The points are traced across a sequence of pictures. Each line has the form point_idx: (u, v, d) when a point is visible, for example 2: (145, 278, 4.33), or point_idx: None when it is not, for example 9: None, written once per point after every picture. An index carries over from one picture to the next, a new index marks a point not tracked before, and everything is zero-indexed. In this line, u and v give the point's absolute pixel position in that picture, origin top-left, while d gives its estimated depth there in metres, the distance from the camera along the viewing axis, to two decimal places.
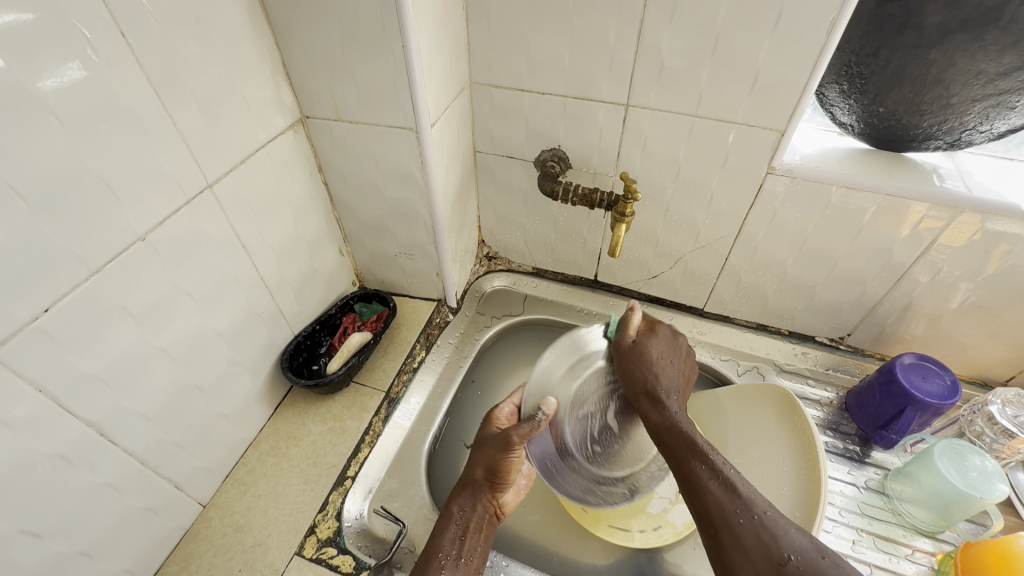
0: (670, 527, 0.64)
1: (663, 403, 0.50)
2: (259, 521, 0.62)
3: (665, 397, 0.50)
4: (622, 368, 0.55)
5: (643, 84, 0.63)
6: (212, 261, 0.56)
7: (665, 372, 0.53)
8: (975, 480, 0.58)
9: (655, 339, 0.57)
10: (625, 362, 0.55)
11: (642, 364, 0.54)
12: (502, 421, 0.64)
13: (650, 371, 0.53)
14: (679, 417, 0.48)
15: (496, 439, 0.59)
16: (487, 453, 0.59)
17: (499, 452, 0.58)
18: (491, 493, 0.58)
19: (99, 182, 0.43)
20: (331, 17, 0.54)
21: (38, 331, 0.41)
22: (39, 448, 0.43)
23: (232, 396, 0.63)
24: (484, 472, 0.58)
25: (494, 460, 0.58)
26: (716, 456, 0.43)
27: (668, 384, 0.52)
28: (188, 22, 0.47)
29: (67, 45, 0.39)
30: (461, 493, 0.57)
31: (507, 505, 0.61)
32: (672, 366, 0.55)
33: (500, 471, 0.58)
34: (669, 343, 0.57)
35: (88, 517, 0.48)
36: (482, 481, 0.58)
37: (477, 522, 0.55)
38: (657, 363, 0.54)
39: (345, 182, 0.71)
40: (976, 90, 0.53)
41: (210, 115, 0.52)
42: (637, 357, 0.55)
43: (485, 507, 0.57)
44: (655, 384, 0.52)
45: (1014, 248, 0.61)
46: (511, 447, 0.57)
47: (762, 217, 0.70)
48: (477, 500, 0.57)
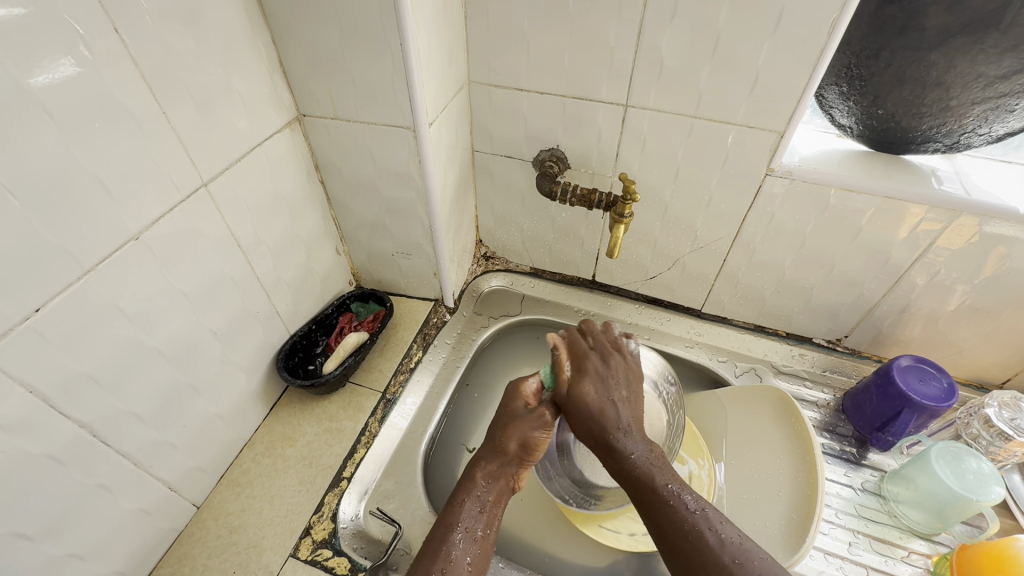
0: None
1: (622, 450, 0.49)
2: (253, 522, 0.62)
3: (621, 442, 0.50)
4: (569, 413, 0.53)
5: (642, 84, 0.62)
6: (207, 261, 0.55)
7: (620, 411, 0.52)
8: (971, 483, 0.58)
9: (590, 379, 0.54)
10: (574, 411, 0.53)
11: (597, 414, 0.52)
12: (529, 396, 0.58)
13: (600, 417, 0.51)
14: (643, 460, 0.48)
15: (532, 413, 0.56)
16: (524, 427, 0.54)
17: (532, 428, 0.55)
18: (516, 468, 0.54)
19: (92, 179, 0.43)
20: (328, 15, 0.54)
21: (30, 330, 0.40)
22: (31, 450, 0.42)
23: (228, 396, 0.63)
24: (517, 446, 0.54)
25: (525, 432, 0.54)
26: (682, 498, 0.45)
27: (625, 419, 0.51)
28: (183, 19, 0.47)
29: (61, 41, 0.38)
30: (488, 462, 0.54)
31: (525, 481, 0.56)
32: (621, 402, 0.53)
33: (531, 448, 0.54)
34: (604, 377, 0.55)
35: (80, 519, 0.48)
36: (514, 455, 0.54)
37: (499, 498, 0.53)
38: (612, 403, 0.52)
39: (342, 180, 0.71)
40: (975, 92, 0.53)
41: (206, 113, 0.52)
42: (581, 410, 0.52)
43: (508, 481, 0.54)
44: (606, 425, 0.51)
45: (1011, 251, 0.61)
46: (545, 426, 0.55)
47: (761, 219, 0.70)
48: (502, 472, 0.53)
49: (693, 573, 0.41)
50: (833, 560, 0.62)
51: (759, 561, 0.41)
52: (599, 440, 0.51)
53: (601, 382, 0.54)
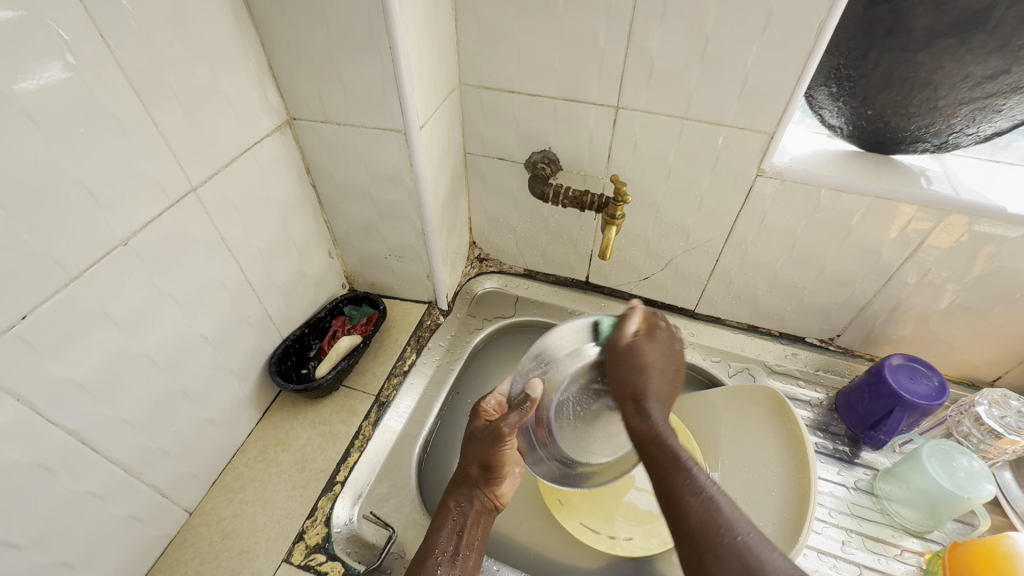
0: (639, 540, 0.63)
1: (645, 411, 0.47)
2: (246, 527, 0.61)
3: (649, 402, 0.48)
4: (615, 366, 0.51)
5: (633, 86, 0.62)
6: (197, 265, 0.55)
7: (656, 379, 0.49)
8: (963, 480, 0.58)
9: (650, 343, 0.52)
10: (620, 356, 0.51)
11: (638, 369, 0.50)
12: (490, 415, 0.61)
13: (642, 374, 0.49)
14: (663, 427, 0.46)
15: (485, 433, 0.58)
16: (481, 449, 0.57)
17: (489, 449, 0.56)
18: (487, 487, 0.58)
19: (78, 185, 0.42)
20: (317, 18, 0.54)
21: (16, 337, 0.40)
22: (19, 457, 0.42)
23: (219, 401, 0.62)
24: (478, 470, 0.57)
25: (484, 456, 0.56)
26: (700, 472, 0.42)
27: (658, 388, 0.49)
28: (169, 24, 0.47)
29: (44, 45, 0.38)
30: (458, 488, 0.58)
31: (507, 495, 0.60)
32: (665, 373, 0.50)
33: (492, 467, 0.56)
34: (663, 347, 0.52)
35: (70, 527, 0.47)
36: (477, 478, 0.57)
37: (475, 517, 0.56)
38: (648, 368, 0.50)
39: (334, 184, 0.71)
40: (963, 93, 0.53)
41: (193, 117, 0.51)
42: (627, 363, 0.50)
43: (482, 502, 0.57)
44: (642, 390, 0.48)
45: (1000, 249, 0.61)
46: (501, 442, 0.55)
47: (752, 219, 0.70)
48: (472, 495, 0.57)
49: (706, 545, 0.38)
50: (826, 559, 0.62)
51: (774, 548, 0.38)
52: (628, 399, 0.49)
53: (659, 342, 0.52)
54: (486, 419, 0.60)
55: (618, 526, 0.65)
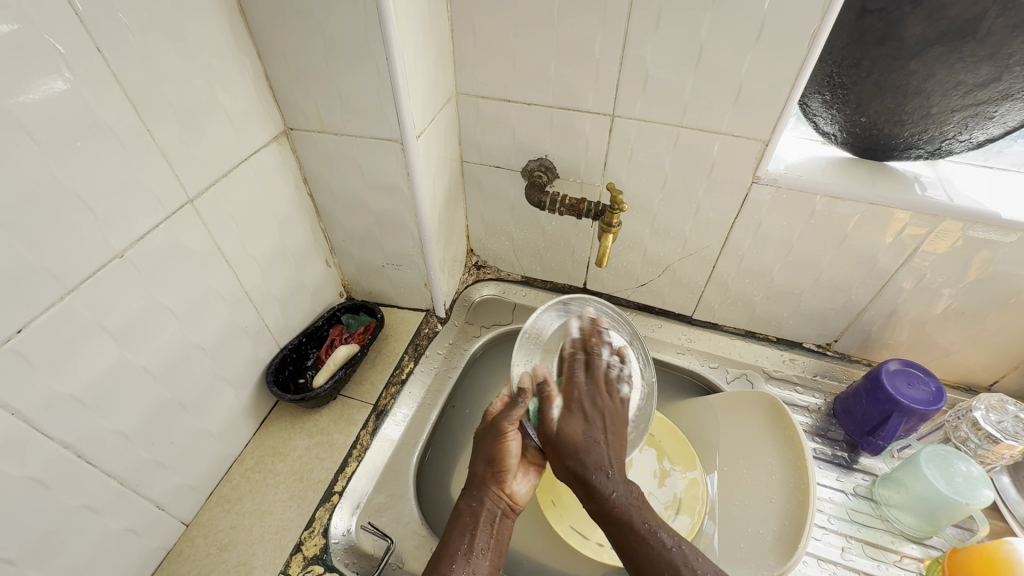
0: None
1: (599, 492, 0.52)
2: (244, 539, 0.61)
3: (597, 477, 0.52)
4: (552, 459, 0.56)
5: (628, 94, 0.63)
6: (194, 276, 0.55)
7: (602, 453, 0.54)
8: (961, 486, 0.58)
9: (576, 417, 0.57)
10: (556, 446, 0.55)
11: (579, 451, 0.54)
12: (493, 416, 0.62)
13: (578, 457, 0.54)
14: (621, 501, 0.52)
15: (488, 429, 0.61)
16: (485, 448, 0.59)
17: (492, 445, 0.59)
18: (497, 486, 0.58)
19: (74, 197, 0.42)
20: (314, 29, 0.54)
21: (11, 351, 0.40)
22: (13, 472, 0.42)
23: (216, 412, 0.62)
24: (483, 467, 0.59)
25: (488, 452, 0.59)
26: (659, 535, 0.50)
27: (609, 460, 0.54)
28: (166, 36, 0.47)
29: (40, 60, 0.38)
30: (468, 490, 0.58)
31: (522, 496, 0.59)
32: (604, 443, 0.55)
33: (497, 461, 0.58)
34: (591, 406, 0.58)
35: (65, 541, 0.47)
36: (483, 474, 0.58)
37: (487, 515, 0.55)
38: (592, 445, 0.54)
39: (331, 193, 0.71)
40: (955, 100, 0.54)
41: (191, 128, 0.51)
42: (569, 444, 0.55)
43: (495, 501, 0.57)
44: (586, 469, 0.53)
45: (995, 255, 0.62)
46: (501, 438, 0.59)
47: (748, 226, 0.70)
48: (483, 496, 0.57)
49: None
50: (826, 566, 0.62)
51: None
52: (576, 477, 0.53)
53: (584, 417, 0.57)
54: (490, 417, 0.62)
55: (607, 534, 0.64)
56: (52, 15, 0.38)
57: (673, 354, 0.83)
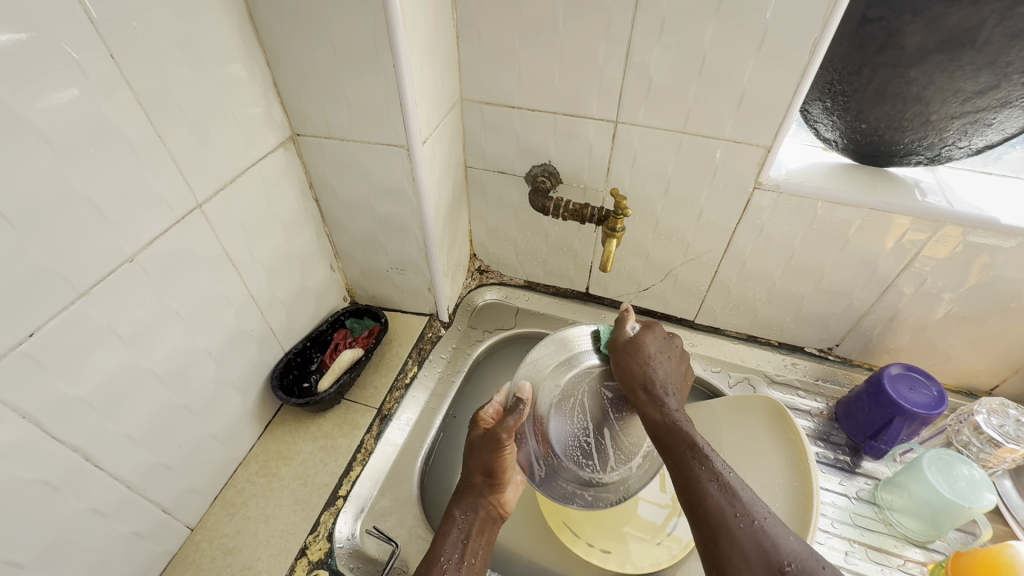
0: (614, 556, 0.63)
1: (663, 401, 0.54)
2: (248, 543, 0.61)
3: (664, 395, 0.54)
4: (625, 360, 0.58)
5: (631, 101, 0.64)
6: (202, 281, 0.55)
7: (660, 371, 0.57)
8: (963, 489, 0.59)
9: (651, 334, 0.61)
10: (624, 361, 0.59)
11: (641, 367, 0.57)
12: (489, 422, 0.61)
13: (646, 368, 0.57)
14: (678, 417, 0.51)
15: (485, 440, 0.59)
16: (483, 455, 0.58)
17: (490, 453, 0.58)
18: (491, 495, 0.58)
19: (87, 203, 0.43)
20: (322, 37, 0.55)
21: (25, 355, 0.40)
22: (24, 475, 0.42)
23: (222, 416, 0.62)
24: (483, 476, 0.58)
25: (487, 462, 0.58)
26: (715, 459, 0.45)
27: (667, 377, 0.57)
28: (178, 43, 0.47)
29: (57, 67, 0.39)
30: (463, 497, 0.58)
31: (510, 503, 0.61)
32: (670, 363, 0.59)
33: (496, 472, 0.58)
34: (664, 343, 0.61)
35: (72, 544, 0.47)
36: (481, 485, 0.58)
37: (479, 525, 0.56)
38: (653, 359, 0.58)
39: (336, 198, 0.71)
40: (954, 107, 0.55)
41: (201, 134, 0.52)
42: (628, 359, 0.58)
43: (486, 510, 0.57)
44: (651, 379, 0.56)
45: (994, 259, 0.62)
46: (501, 446, 0.57)
47: (750, 231, 0.71)
48: (477, 504, 0.57)
49: (722, 528, 0.40)
50: None
51: (785, 529, 0.39)
52: (640, 388, 0.56)
53: (658, 338, 0.61)
54: (484, 427, 0.61)
55: (600, 537, 0.65)
56: (69, 23, 0.39)
57: None
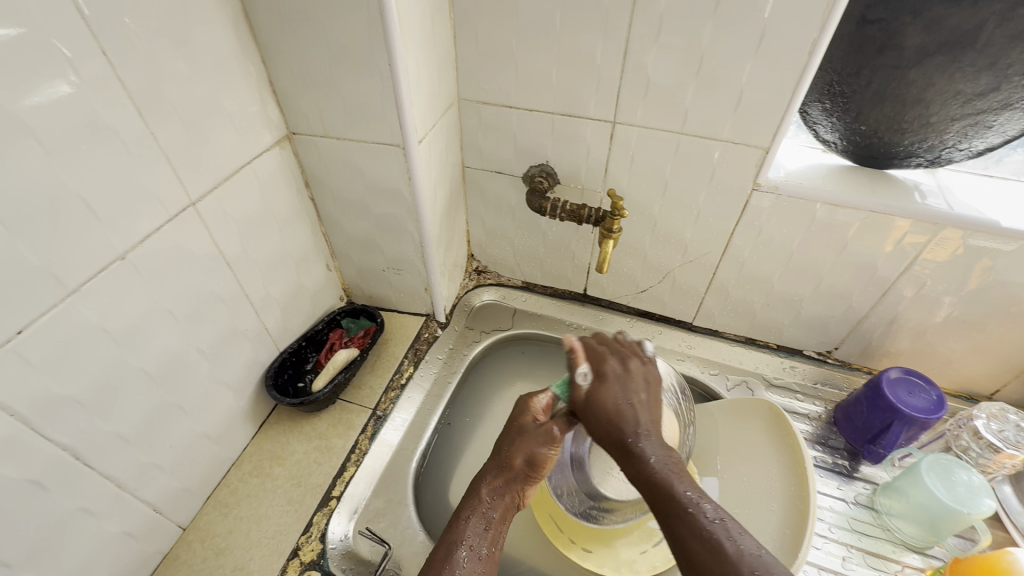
0: (597, 556, 0.63)
1: (638, 452, 0.45)
2: (241, 544, 0.61)
3: (638, 443, 0.45)
4: (591, 426, 0.49)
5: (629, 101, 0.63)
6: (195, 280, 0.55)
7: (641, 416, 0.47)
8: (962, 495, 0.58)
9: (608, 383, 0.50)
10: (589, 413, 0.49)
11: (612, 417, 0.47)
12: (540, 412, 0.58)
13: (615, 418, 0.47)
14: (662, 463, 0.43)
15: (541, 430, 0.56)
16: (529, 445, 0.55)
17: (539, 445, 0.55)
18: (522, 484, 0.54)
19: (78, 200, 0.43)
20: (318, 36, 0.55)
21: (14, 353, 0.40)
22: (11, 474, 0.41)
23: (216, 416, 0.62)
24: (523, 462, 0.54)
25: (532, 450, 0.55)
26: (702, 507, 0.40)
27: (643, 420, 0.47)
28: (173, 42, 0.47)
29: (48, 64, 0.39)
30: (491, 476, 0.54)
31: (531, 497, 0.57)
32: (641, 401, 0.48)
33: (536, 464, 0.55)
34: (623, 382, 0.50)
35: (61, 543, 0.47)
36: (517, 472, 0.54)
37: (503, 515, 0.52)
38: (624, 401, 0.48)
39: (332, 198, 0.71)
40: (954, 109, 0.54)
41: (195, 132, 0.52)
42: (599, 411, 0.48)
43: (512, 498, 0.53)
44: (623, 431, 0.46)
45: (995, 263, 0.62)
46: (552, 441, 0.55)
47: (748, 233, 0.70)
48: (506, 491, 0.53)
49: None
50: None
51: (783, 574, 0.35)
52: (617, 447, 0.46)
53: (622, 367, 0.51)
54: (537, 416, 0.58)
55: (585, 535, 0.65)
56: (61, 20, 0.39)
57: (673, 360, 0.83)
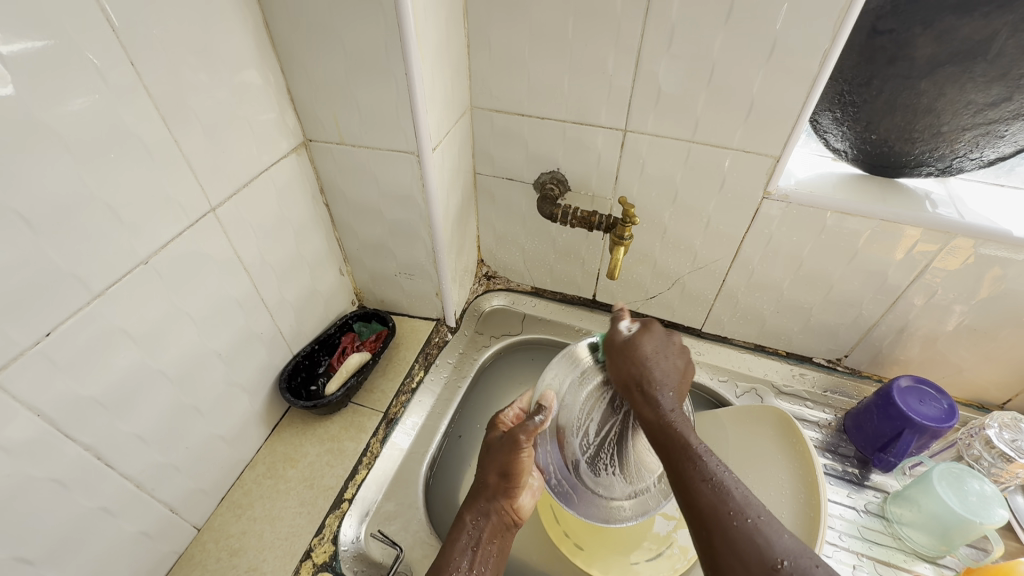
0: (585, 553, 0.64)
1: (656, 398, 0.53)
2: (254, 545, 0.61)
3: (659, 392, 0.53)
4: (614, 363, 0.58)
5: (640, 110, 0.64)
6: (213, 284, 0.56)
7: (659, 371, 0.55)
8: (974, 505, 0.58)
9: (649, 335, 0.59)
10: (619, 357, 0.58)
11: (643, 364, 0.56)
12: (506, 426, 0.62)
13: (643, 366, 0.56)
14: (671, 413, 0.51)
15: (501, 441, 0.59)
16: (499, 458, 0.58)
17: (504, 455, 0.58)
18: (505, 499, 0.57)
19: (104, 206, 0.44)
20: (336, 45, 0.56)
21: (41, 355, 0.41)
22: (35, 472, 0.42)
23: (230, 418, 0.63)
24: (497, 477, 0.57)
25: (502, 465, 0.57)
26: (709, 457, 0.45)
27: (666, 379, 0.55)
28: (196, 52, 0.49)
29: (79, 73, 0.40)
30: (475, 501, 0.57)
31: (524, 510, 0.60)
32: (665, 363, 0.56)
33: (513, 474, 0.57)
34: (663, 342, 0.59)
35: (82, 542, 0.48)
36: (496, 486, 0.57)
37: (491, 530, 0.55)
38: (650, 359, 0.56)
39: (346, 203, 0.72)
40: (965, 119, 0.54)
41: (215, 139, 0.53)
42: (631, 358, 0.57)
43: (498, 515, 0.56)
44: (647, 380, 0.54)
45: (1007, 272, 0.62)
46: (517, 447, 0.57)
47: (759, 240, 0.71)
48: (489, 509, 0.56)
49: (716, 525, 0.40)
50: None
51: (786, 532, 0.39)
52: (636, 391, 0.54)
53: (658, 338, 0.59)
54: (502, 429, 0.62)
55: (580, 531, 0.66)
56: (90, 30, 0.40)
57: None
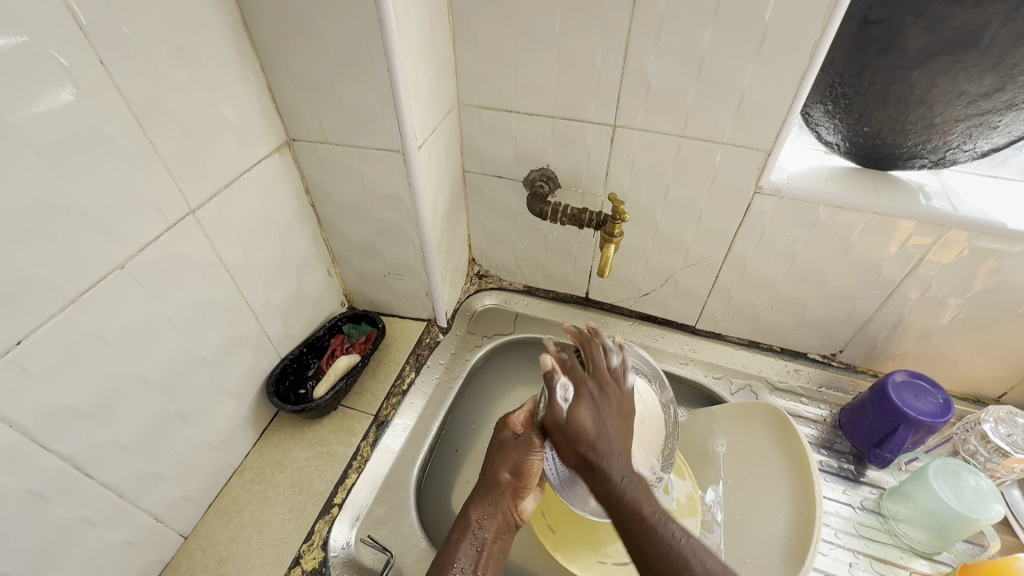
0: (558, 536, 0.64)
1: (605, 474, 0.44)
2: (242, 552, 0.60)
3: (606, 466, 0.45)
4: (561, 446, 0.49)
5: (629, 105, 0.63)
6: (195, 289, 0.55)
7: (605, 440, 0.47)
8: (971, 500, 0.57)
9: (584, 403, 0.50)
10: (566, 439, 0.48)
11: (586, 436, 0.47)
12: (517, 426, 0.61)
13: (590, 443, 0.46)
14: (626, 486, 0.44)
15: (520, 442, 0.59)
16: (513, 456, 0.58)
17: (523, 454, 0.58)
18: (512, 500, 0.57)
19: (77, 210, 0.43)
20: (316, 42, 0.54)
21: (13, 364, 0.40)
22: (12, 485, 0.41)
23: (217, 423, 0.62)
24: (509, 475, 0.57)
25: (514, 463, 0.58)
26: (665, 527, 0.41)
27: (614, 449, 0.46)
28: (171, 50, 0.47)
29: (46, 74, 0.39)
30: (481, 499, 0.56)
31: (527, 510, 0.59)
32: (612, 428, 0.48)
33: (524, 474, 0.58)
34: (602, 410, 0.50)
35: (62, 553, 0.47)
36: (506, 485, 0.57)
37: (495, 532, 0.54)
38: (594, 426, 0.48)
39: (332, 203, 0.71)
40: (958, 110, 0.53)
41: (194, 140, 0.52)
42: (574, 431, 0.48)
43: (504, 515, 0.56)
44: (594, 455, 0.46)
45: (1002, 264, 0.61)
46: (533, 449, 0.58)
47: (751, 235, 0.70)
48: (495, 509, 0.56)
49: None
50: None
51: None
52: (585, 464, 0.46)
53: (596, 405, 0.50)
54: (512, 430, 0.61)
55: (557, 515, 0.66)
56: (57, 29, 0.38)
57: (676, 364, 0.83)
